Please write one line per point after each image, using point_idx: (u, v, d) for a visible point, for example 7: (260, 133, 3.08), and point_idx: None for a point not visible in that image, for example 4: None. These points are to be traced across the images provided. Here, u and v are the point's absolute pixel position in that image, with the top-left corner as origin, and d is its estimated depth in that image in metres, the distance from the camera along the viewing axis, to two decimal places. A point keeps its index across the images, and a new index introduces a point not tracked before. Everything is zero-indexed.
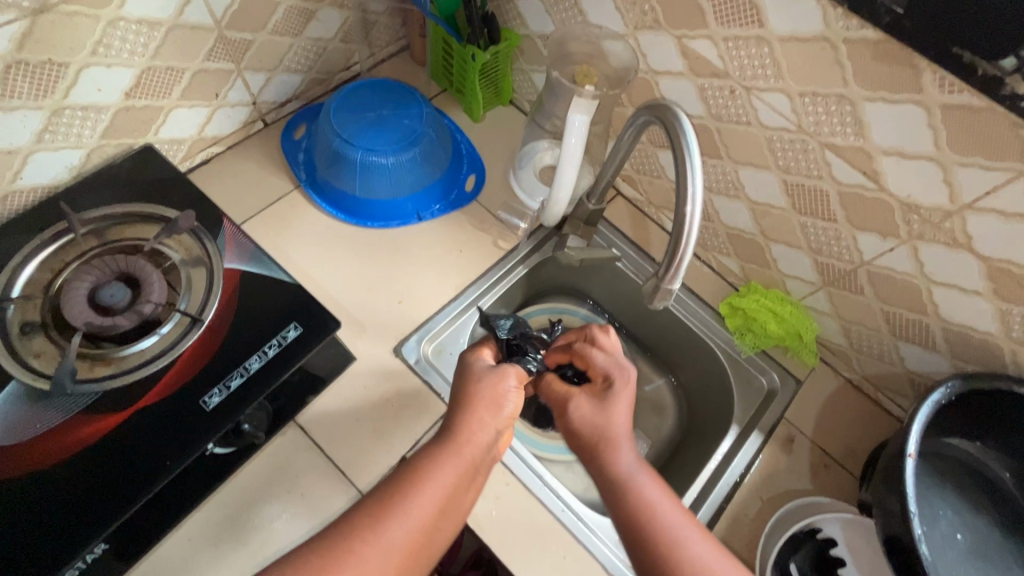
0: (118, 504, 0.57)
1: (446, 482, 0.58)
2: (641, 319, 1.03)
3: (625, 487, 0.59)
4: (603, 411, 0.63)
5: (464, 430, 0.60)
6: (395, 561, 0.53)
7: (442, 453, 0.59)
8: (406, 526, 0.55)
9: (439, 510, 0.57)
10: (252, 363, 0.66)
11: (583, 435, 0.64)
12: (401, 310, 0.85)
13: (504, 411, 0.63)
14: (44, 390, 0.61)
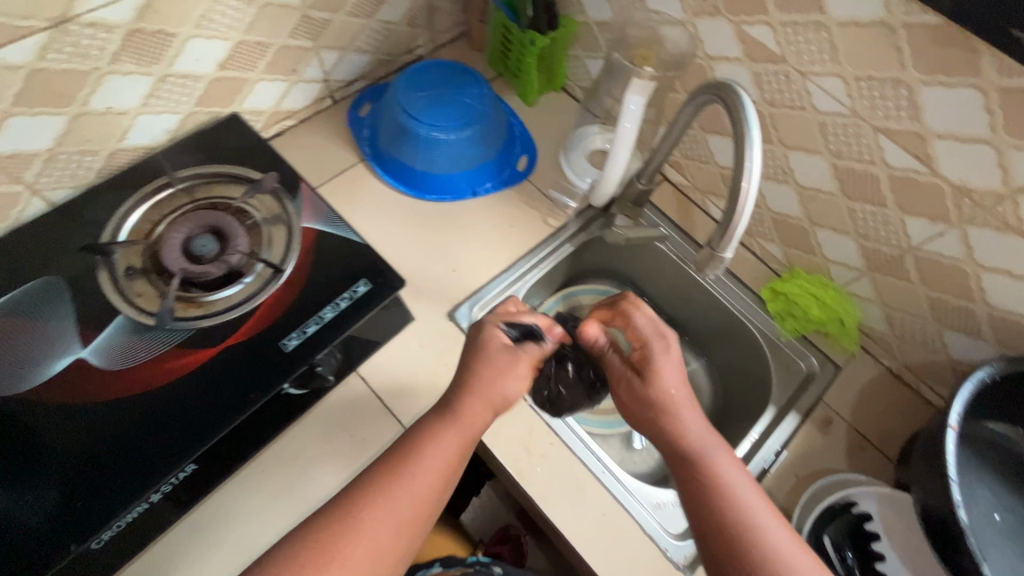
0: (209, 427, 0.64)
1: (449, 455, 0.63)
2: (681, 302, 1.06)
3: (699, 465, 0.62)
4: (661, 383, 0.66)
5: (463, 408, 0.65)
6: (405, 528, 0.59)
7: (441, 432, 0.64)
8: (409, 498, 0.60)
9: (440, 482, 0.62)
10: (326, 313, 0.71)
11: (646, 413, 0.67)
12: (455, 277, 0.90)
13: (504, 394, 0.67)
14: (145, 325, 0.68)
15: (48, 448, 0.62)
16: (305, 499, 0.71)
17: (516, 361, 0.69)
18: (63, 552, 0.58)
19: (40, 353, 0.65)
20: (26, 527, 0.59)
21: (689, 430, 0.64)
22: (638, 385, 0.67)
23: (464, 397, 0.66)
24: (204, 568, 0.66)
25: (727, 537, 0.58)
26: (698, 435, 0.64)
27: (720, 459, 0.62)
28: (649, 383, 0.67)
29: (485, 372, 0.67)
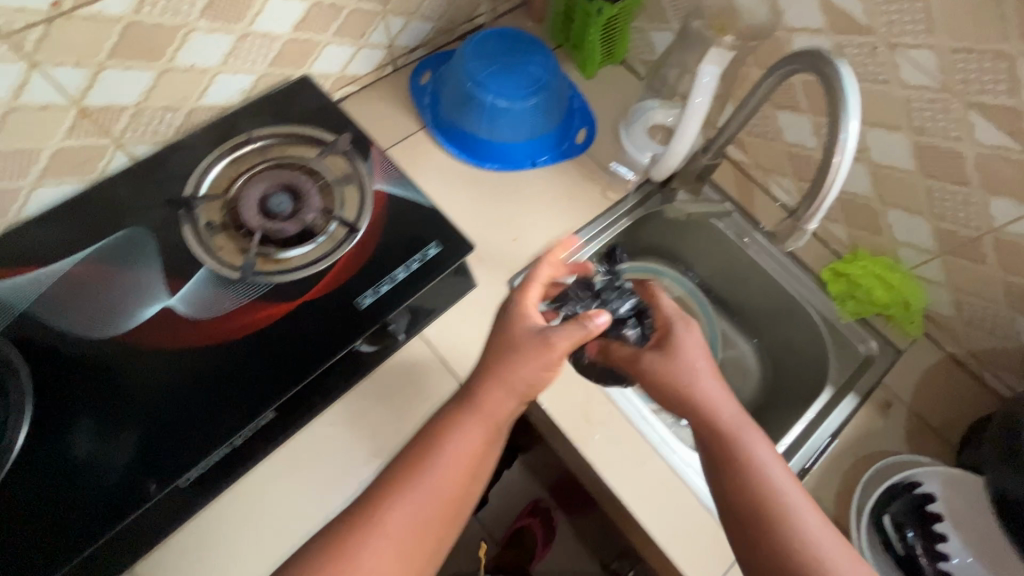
0: (290, 377, 0.66)
1: (470, 448, 0.60)
2: (735, 282, 1.05)
3: (732, 442, 0.62)
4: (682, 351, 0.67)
5: (484, 398, 0.61)
6: (424, 523, 0.58)
7: (461, 424, 0.61)
8: (431, 493, 0.58)
9: (466, 474, 0.60)
10: (398, 274, 0.72)
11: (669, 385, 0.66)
12: (515, 246, 0.90)
13: (533, 382, 0.62)
14: (228, 277, 0.70)
15: (137, 392, 0.64)
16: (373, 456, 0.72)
17: (544, 341, 0.62)
18: (155, 489, 0.60)
19: (131, 300, 0.68)
20: (119, 464, 0.61)
21: (723, 403, 0.64)
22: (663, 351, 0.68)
23: (487, 387, 0.61)
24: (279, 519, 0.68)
25: (759, 514, 0.58)
26: (734, 410, 0.64)
27: (755, 437, 0.62)
28: (678, 346, 0.68)
29: (515, 362, 0.61)
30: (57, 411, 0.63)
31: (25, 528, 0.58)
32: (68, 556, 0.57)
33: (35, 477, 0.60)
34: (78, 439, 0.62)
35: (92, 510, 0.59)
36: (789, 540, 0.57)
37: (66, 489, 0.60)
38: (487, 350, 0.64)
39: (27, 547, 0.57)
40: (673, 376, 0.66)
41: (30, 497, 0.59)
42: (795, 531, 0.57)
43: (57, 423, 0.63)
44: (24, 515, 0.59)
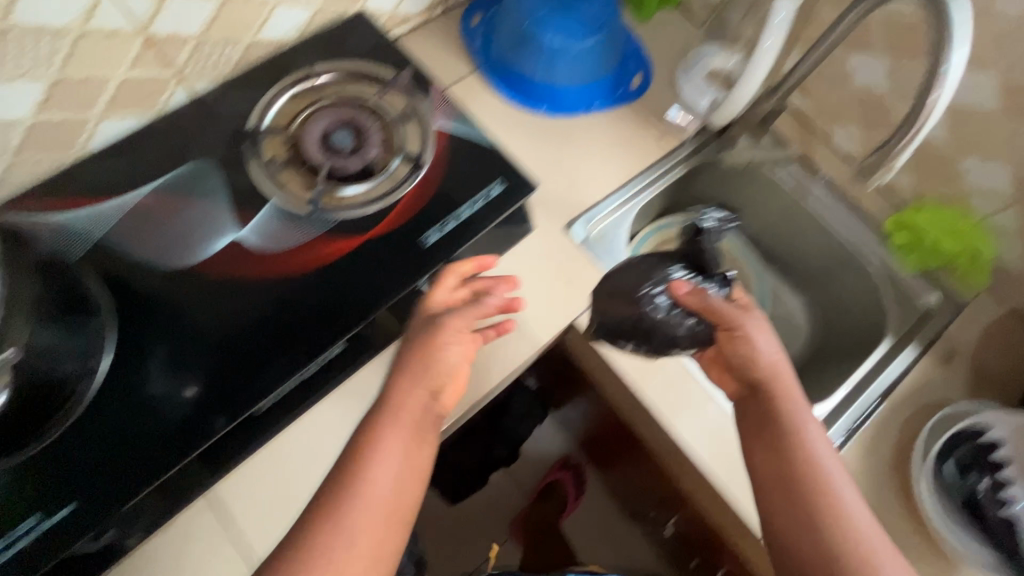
0: (363, 309, 0.67)
1: (399, 451, 0.57)
2: (788, 236, 1.03)
3: (791, 440, 0.63)
4: (756, 350, 0.67)
5: (399, 399, 0.59)
6: (360, 546, 0.52)
7: (382, 429, 0.57)
8: (361, 514, 0.53)
9: (399, 481, 0.56)
10: (463, 211, 0.72)
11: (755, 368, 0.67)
12: (571, 192, 0.89)
13: (439, 372, 0.61)
14: (295, 212, 0.70)
15: (206, 327, 0.66)
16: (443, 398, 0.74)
17: (433, 325, 0.63)
18: (234, 414, 0.62)
19: (204, 231, 0.68)
20: (195, 395, 0.63)
21: (793, 404, 0.65)
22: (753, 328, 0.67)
23: (400, 385, 0.60)
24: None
25: (807, 509, 0.60)
26: (802, 410, 0.65)
27: (817, 439, 0.64)
28: (766, 328, 0.68)
29: (421, 354, 0.61)
30: (130, 344, 0.64)
31: (111, 454, 0.60)
32: (157, 476, 0.59)
33: (113, 409, 0.62)
34: (151, 374, 0.63)
35: (175, 435, 0.61)
36: (837, 538, 0.58)
37: (146, 419, 0.62)
38: (397, 356, 0.63)
39: (117, 468, 0.59)
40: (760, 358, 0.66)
41: (110, 428, 0.61)
42: (842, 527, 0.59)
43: (131, 357, 0.64)
44: (109, 443, 0.60)
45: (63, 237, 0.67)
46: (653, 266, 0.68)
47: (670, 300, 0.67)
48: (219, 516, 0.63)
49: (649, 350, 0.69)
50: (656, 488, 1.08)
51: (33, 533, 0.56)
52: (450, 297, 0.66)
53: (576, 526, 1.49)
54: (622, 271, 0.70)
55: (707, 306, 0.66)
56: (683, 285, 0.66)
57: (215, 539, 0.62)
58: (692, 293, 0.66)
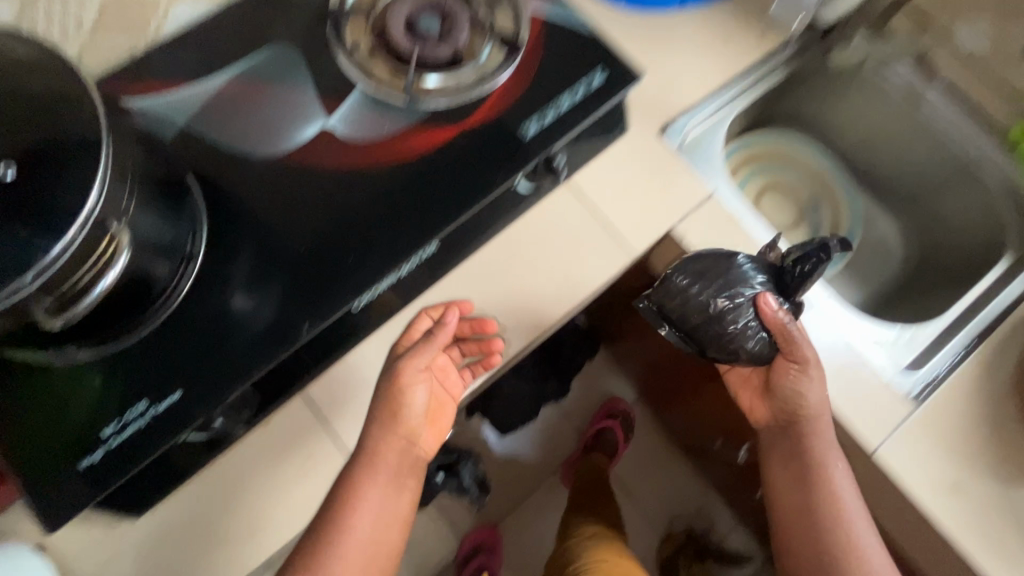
0: (456, 205, 0.62)
1: (381, 497, 0.64)
2: (890, 152, 0.96)
3: (823, 478, 0.71)
4: (805, 396, 0.70)
5: (379, 451, 0.63)
6: None
7: (366, 484, 0.63)
8: (355, 555, 0.63)
9: (382, 524, 0.65)
10: (563, 102, 0.66)
11: (796, 408, 0.71)
12: (665, 94, 0.81)
13: (412, 415, 0.65)
14: (384, 100, 0.65)
15: (290, 228, 0.62)
16: (538, 311, 0.70)
17: (408, 370, 0.64)
18: (326, 312, 0.59)
19: (289, 118, 0.64)
20: (282, 296, 0.60)
21: (830, 449, 0.71)
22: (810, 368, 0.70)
23: (374, 435, 0.63)
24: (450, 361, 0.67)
25: (822, 539, 0.71)
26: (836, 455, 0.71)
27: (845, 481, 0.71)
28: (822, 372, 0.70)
29: (395, 399, 0.64)
30: (216, 244, 0.61)
31: (207, 349, 0.58)
32: (255, 369, 0.58)
33: (204, 310, 0.59)
34: (237, 278, 0.60)
35: (268, 332, 0.59)
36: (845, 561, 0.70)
37: (237, 319, 0.59)
38: (372, 400, 0.65)
39: (216, 360, 0.58)
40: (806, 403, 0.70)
41: (201, 329, 0.59)
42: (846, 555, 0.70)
43: (217, 258, 0.61)
44: (204, 341, 0.58)
45: (157, 117, 0.63)
46: (739, 272, 0.70)
47: (751, 313, 0.70)
48: (320, 417, 0.65)
49: (703, 350, 0.74)
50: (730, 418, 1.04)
51: (139, 421, 0.55)
52: (431, 359, 0.65)
53: (631, 466, 1.45)
54: (699, 267, 0.71)
55: (785, 332, 0.70)
56: (770, 302, 0.70)
57: (317, 435, 0.64)
58: (773, 313, 0.70)
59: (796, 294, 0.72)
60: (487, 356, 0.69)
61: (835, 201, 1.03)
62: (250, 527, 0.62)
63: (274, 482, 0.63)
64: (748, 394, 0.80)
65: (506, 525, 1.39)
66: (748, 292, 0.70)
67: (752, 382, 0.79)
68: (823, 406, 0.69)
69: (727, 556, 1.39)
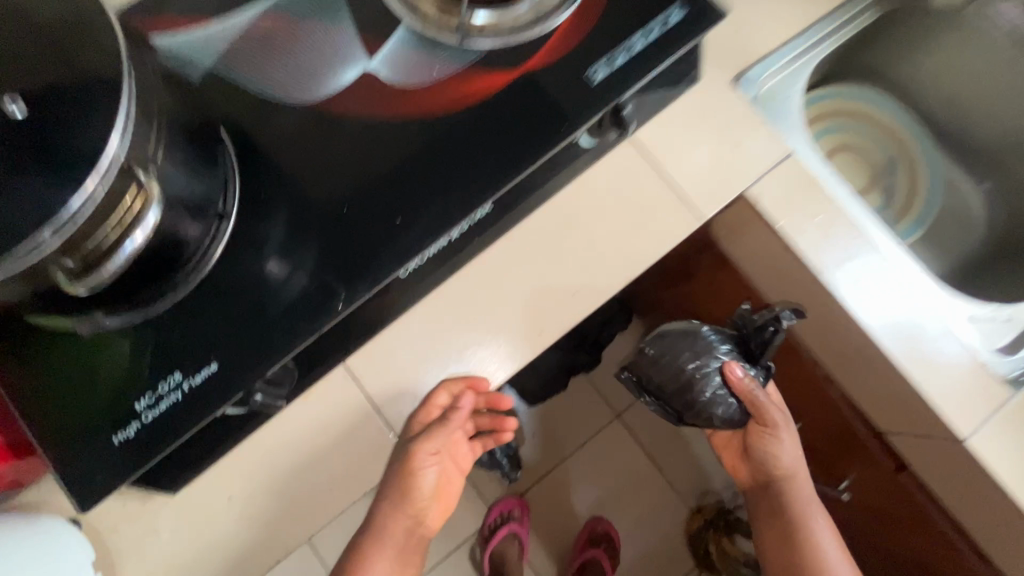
0: (514, 162, 0.55)
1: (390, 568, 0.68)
2: (982, 111, 0.87)
3: (799, 523, 0.79)
4: (775, 455, 0.80)
5: (387, 520, 0.68)
6: None
7: (379, 546, 0.67)
8: None
9: None
10: (635, 44, 0.58)
11: (775, 467, 0.81)
12: (740, 39, 0.72)
13: (423, 490, 0.67)
14: (432, 42, 0.58)
15: (329, 188, 0.56)
16: (595, 280, 0.64)
17: (428, 446, 0.64)
18: (371, 278, 0.54)
19: (325, 57, 0.57)
20: (323, 263, 0.54)
21: (802, 491, 0.81)
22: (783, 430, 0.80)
23: (389, 506, 0.68)
24: (504, 334, 0.63)
25: None
26: (809, 498, 0.80)
27: (819, 524, 0.79)
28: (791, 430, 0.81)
29: (410, 477, 0.66)
30: (249, 204, 0.55)
31: (244, 319, 0.53)
32: (297, 339, 0.53)
33: (237, 278, 0.54)
34: (272, 243, 0.55)
35: (308, 301, 0.54)
36: None
37: (274, 289, 0.54)
38: (390, 471, 0.66)
39: (255, 330, 0.53)
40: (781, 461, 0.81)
41: (236, 298, 0.54)
42: None
43: (250, 221, 0.55)
44: (240, 311, 0.53)
45: (187, 53, 0.57)
46: (707, 345, 0.78)
47: (721, 380, 0.77)
48: (364, 392, 0.60)
49: (680, 414, 0.80)
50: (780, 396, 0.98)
51: (175, 394, 0.51)
52: (444, 440, 0.65)
53: (663, 444, 1.39)
54: (667, 341, 0.79)
55: (754, 399, 0.77)
56: (736, 370, 0.77)
57: (362, 410, 0.60)
58: (740, 379, 0.77)
59: (760, 359, 0.79)
60: (500, 430, 0.77)
61: (910, 165, 0.94)
62: (295, 503, 0.59)
63: (318, 459, 0.59)
64: (731, 454, 0.88)
65: (533, 497, 1.37)
66: (719, 362, 0.77)
67: (733, 444, 0.87)
68: (796, 462, 0.80)
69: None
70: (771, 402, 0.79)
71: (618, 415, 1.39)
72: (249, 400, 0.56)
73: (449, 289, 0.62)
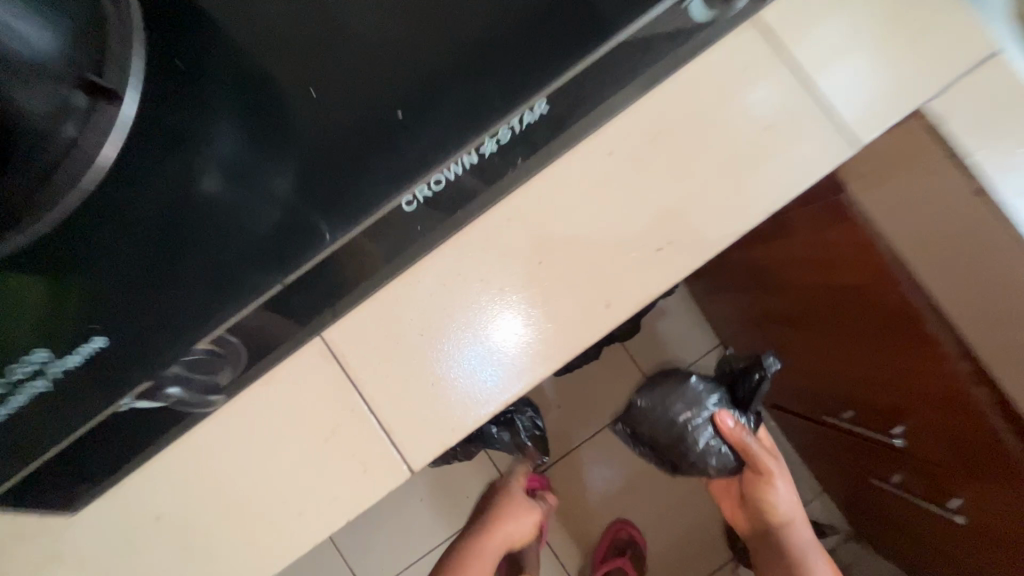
0: (591, 28, 0.34)
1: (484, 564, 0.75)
2: None
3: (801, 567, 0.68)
4: (766, 494, 0.69)
5: (476, 543, 0.76)
6: None
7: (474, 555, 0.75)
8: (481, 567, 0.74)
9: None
10: None
11: (772, 515, 0.70)
12: None
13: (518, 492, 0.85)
14: None
15: (295, 66, 0.34)
16: (692, 229, 0.44)
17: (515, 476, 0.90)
18: (357, 212, 0.34)
19: None
20: (288, 190, 0.34)
21: (799, 531, 0.69)
22: (778, 477, 0.68)
23: (478, 535, 0.77)
24: (556, 304, 0.43)
25: None
26: (805, 537, 0.69)
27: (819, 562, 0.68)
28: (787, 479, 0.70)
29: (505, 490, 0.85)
30: (163, 80, 0.34)
31: (152, 268, 0.34)
32: (230, 305, 0.34)
33: (145, 202, 0.34)
34: (213, 151, 0.34)
35: (255, 247, 0.34)
36: None
37: (207, 221, 0.34)
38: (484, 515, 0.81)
39: (165, 288, 0.34)
40: (778, 510, 0.69)
41: (144, 234, 0.34)
42: None
43: (168, 111, 0.34)
44: (149, 254, 0.34)
45: None
46: (696, 393, 0.67)
47: (713, 431, 0.65)
48: (350, 379, 0.42)
49: (667, 465, 0.68)
50: (880, 386, 0.74)
51: (40, 381, 0.33)
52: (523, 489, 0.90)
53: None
54: (654, 390, 0.69)
55: (748, 449, 0.65)
56: (728, 418, 0.65)
57: (348, 405, 0.42)
58: (733, 429, 0.65)
59: (750, 406, 0.68)
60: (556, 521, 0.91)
61: None
62: (248, 530, 0.42)
63: (283, 472, 0.42)
64: (732, 504, 0.76)
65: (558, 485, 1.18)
66: (710, 412, 0.66)
67: (733, 492, 0.76)
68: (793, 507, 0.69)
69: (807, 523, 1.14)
70: (763, 448, 0.67)
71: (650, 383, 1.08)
72: (154, 391, 0.36)
73: (475, 236, 0.43)
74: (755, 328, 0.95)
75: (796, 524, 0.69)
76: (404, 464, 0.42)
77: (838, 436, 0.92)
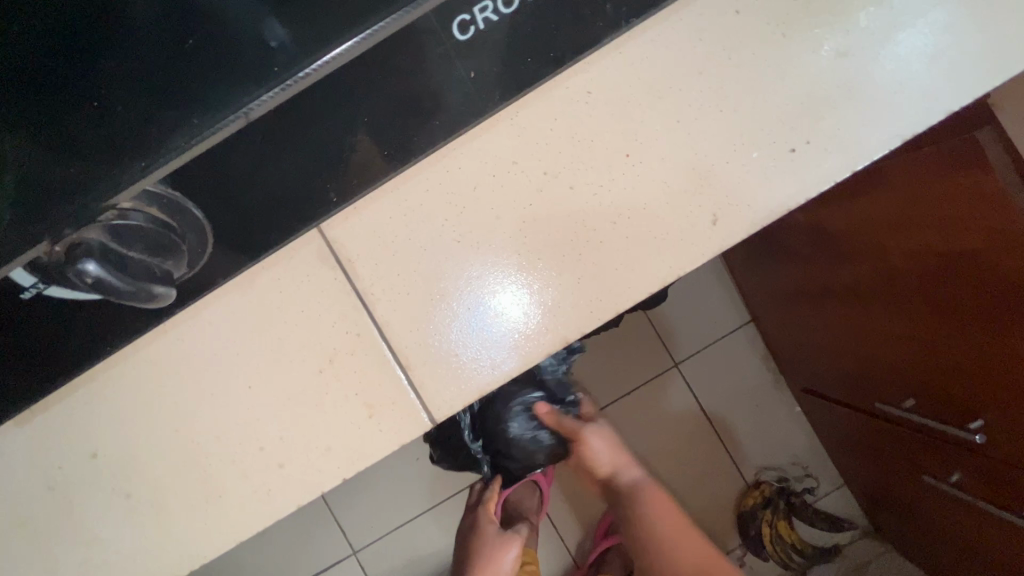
0: None
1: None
2: None
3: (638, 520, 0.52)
4: (582, 449, 0.55)
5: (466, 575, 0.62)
6: None
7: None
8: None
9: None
10: None
11: (596, 469, 0.55)
12: None
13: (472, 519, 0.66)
14: None
15: None
16: (840, 125, 0.31)
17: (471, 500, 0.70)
18: (338, 46, 0.21)
19: None
20: (281, 37, 0.21)
21: (619, 472, 0.54)
22: (592, 431, 0.55)
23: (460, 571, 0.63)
24: (647, 216, 0.31)
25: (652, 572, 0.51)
26: (631, 473, 0.54)
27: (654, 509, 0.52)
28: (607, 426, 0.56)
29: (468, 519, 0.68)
30: None
31: (25, 80, 0.20)
32: (136, 177, 0.21)
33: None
34: None
35: (187, 96, 0.21)
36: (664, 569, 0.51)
37: (122, 39, 0.20)
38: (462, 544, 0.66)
39: (19, 108, 0.20)
40: (601, 462, 0.55)
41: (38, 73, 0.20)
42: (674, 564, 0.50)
43: None
44: (29, 64, 0.20)
45: None
46: (519, 389, 0.58)
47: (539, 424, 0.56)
48: (357, 293, 0.31)
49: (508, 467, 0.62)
50: (937, 352, 0.54)
51: None
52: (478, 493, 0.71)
53: (732, 398, 0.87)
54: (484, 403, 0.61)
55: (566, 427, 0.55)
56: (547, 409, 0.55)
57: (354, 328, 0.31)
58: (552, 415, 0.55)
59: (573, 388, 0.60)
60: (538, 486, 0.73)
61: None
62: (212, 488, 0.31)
63: (260, 414, 0.31)
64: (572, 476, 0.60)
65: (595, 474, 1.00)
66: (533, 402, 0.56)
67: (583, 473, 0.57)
68: (617, 458, 0.54)
69: (823, 523, 0.86)
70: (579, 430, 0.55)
71: (677, 368, 0.86)
72: (63, 265, 0.23)
73: (543, 111, 0.31)
74: (791, 303, 0.74)
75: (624, 471, 0.54)
76: (425, 412, 0.31)
77: (856, 424, 0.73)
